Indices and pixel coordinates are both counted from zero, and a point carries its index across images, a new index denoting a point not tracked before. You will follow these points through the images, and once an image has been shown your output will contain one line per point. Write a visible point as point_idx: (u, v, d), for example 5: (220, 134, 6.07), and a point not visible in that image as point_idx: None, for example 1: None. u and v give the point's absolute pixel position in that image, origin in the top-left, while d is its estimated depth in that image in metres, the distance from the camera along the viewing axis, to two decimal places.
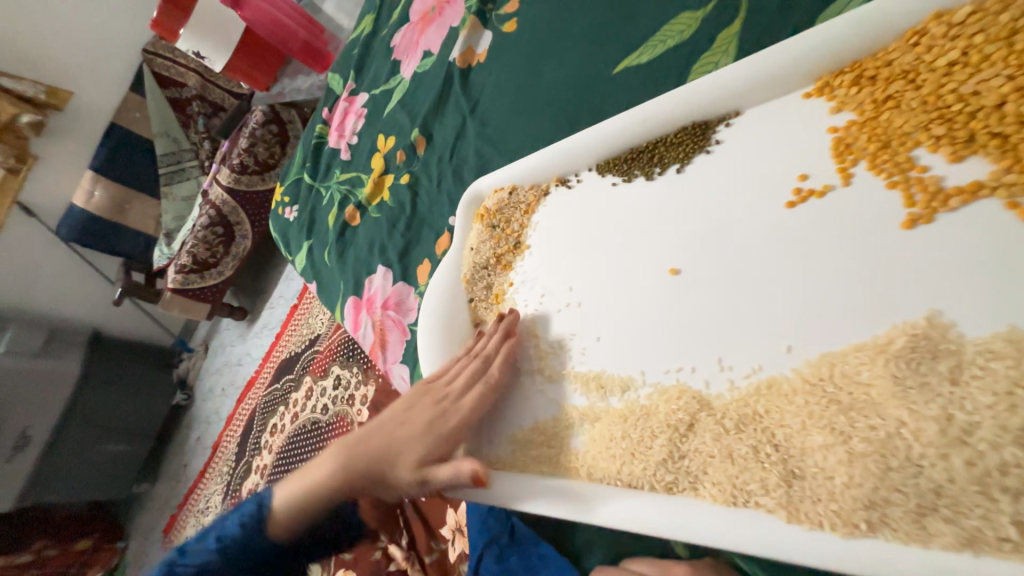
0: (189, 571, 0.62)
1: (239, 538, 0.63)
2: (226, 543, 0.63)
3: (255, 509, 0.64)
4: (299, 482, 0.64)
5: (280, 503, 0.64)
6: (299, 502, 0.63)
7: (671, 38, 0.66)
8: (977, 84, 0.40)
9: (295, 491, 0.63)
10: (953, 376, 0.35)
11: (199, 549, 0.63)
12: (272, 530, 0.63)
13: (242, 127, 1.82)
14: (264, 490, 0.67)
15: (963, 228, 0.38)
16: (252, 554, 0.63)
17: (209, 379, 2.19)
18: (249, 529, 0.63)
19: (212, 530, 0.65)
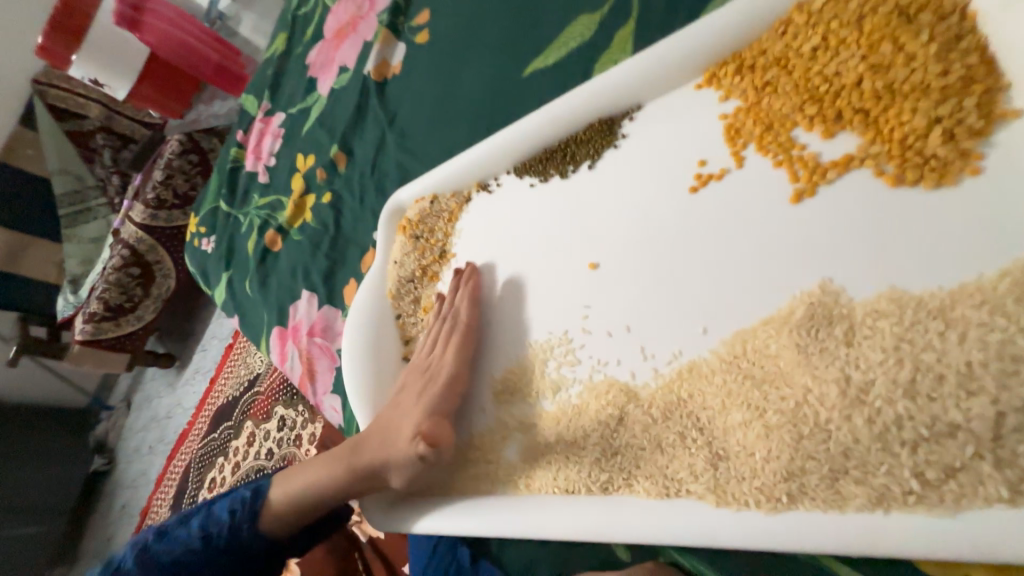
0: (170, 556, 0.63)
1: (228, 526, 0.64)
2: (212, 532, 0.64)
3: (246, 498, 0.66)
4: (302, 477, 0.63)
5: (279, 497, 0.64)
6: (299, 497, 0.63)
7: (574, 40, 0.67)
8: (839, 65, 0.43)
9: (295, 486, 0.64)
10: (850, 339, 0.36)
11: (185, 532, 0.65)
12: (264, 522, 0.64)
13: (156, 159, 1.67)
14: (260, 480, 0.68)
15: (841, 199, 0.40)
16: (234, 546, 0.63)
17: (134, 438, 1.95)
18: (238, 518, 0.64)
19: (200, 514, 0.66)
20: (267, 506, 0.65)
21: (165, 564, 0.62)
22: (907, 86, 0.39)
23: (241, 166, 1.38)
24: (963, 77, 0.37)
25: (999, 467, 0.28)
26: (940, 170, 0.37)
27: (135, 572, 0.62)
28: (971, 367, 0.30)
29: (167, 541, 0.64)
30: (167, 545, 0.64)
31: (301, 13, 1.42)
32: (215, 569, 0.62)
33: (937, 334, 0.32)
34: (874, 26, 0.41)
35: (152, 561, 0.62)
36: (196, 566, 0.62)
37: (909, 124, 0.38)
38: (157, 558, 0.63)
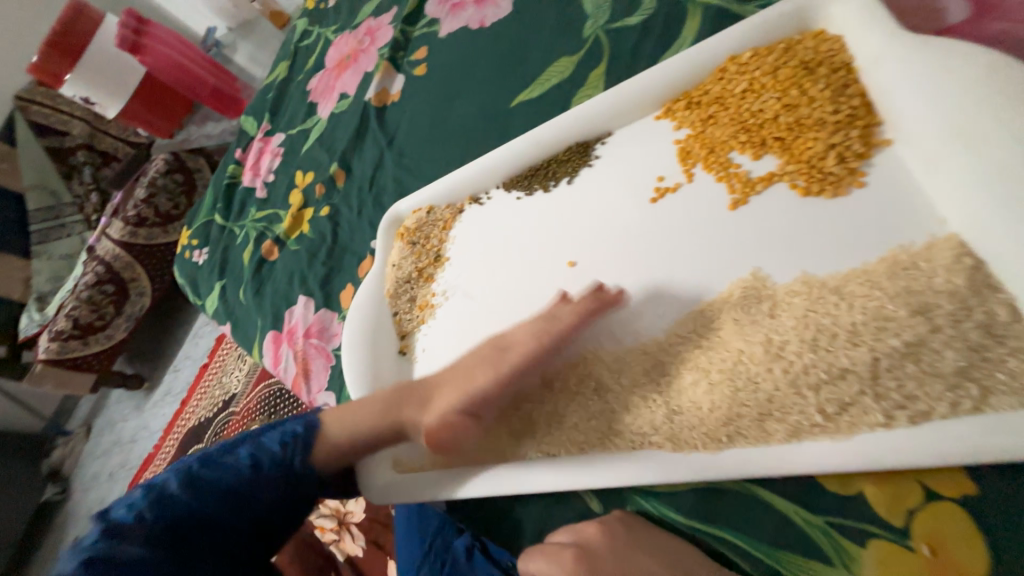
0: (216, 484, 0.62)
1: (281, 455, 0.64)
2: (264, 460, 0.64)
3: (301, 430, 0.65)
4: (351, 413, 0.64)
5: (331, 432, 0.64)
6: (342, 440, 0.63)
7: (553, 78, 0.78)
8: (762, 103, 0.54)
9: (342, 423, 0.64)
10: (773, 312, 0.45)
11: (234, 462, 0.64)
12: (316, 452, 0.64)
13: (140, 177, 1.72)
14: (311, 415, 0.68)
15: (767, 204, 0.51)
16: (284, 475, 0.63)
17: (94, 463, 1.92)
18: (293, 447, 0.64)
19: (248, 444, 0.66)
20: (319, 436, 0.65)
21: (207, 490, 0.61)
22: (811, 121, 0.50)
23: (237, 183, 1.45)
24: (850, 115, 0.48)
25: (878, 398, 0.37)
26: (836, 183, 0.47)
27: (175, 502, 0.60)
28: (858, 326, 0.40)
29: (212, 468, 0.63)
30: (209, 472, 0.63)
31: (303, 46, 1.53)
32: (261, 496, 0.62)
33: (834, 304, 0.42)
34: (787, 75, 0.53)
35: (193, 488, 0.61)
36: (242, 492, 0.62)
37: (814, 147, 0.49)
38: (202, 484, 0.62)
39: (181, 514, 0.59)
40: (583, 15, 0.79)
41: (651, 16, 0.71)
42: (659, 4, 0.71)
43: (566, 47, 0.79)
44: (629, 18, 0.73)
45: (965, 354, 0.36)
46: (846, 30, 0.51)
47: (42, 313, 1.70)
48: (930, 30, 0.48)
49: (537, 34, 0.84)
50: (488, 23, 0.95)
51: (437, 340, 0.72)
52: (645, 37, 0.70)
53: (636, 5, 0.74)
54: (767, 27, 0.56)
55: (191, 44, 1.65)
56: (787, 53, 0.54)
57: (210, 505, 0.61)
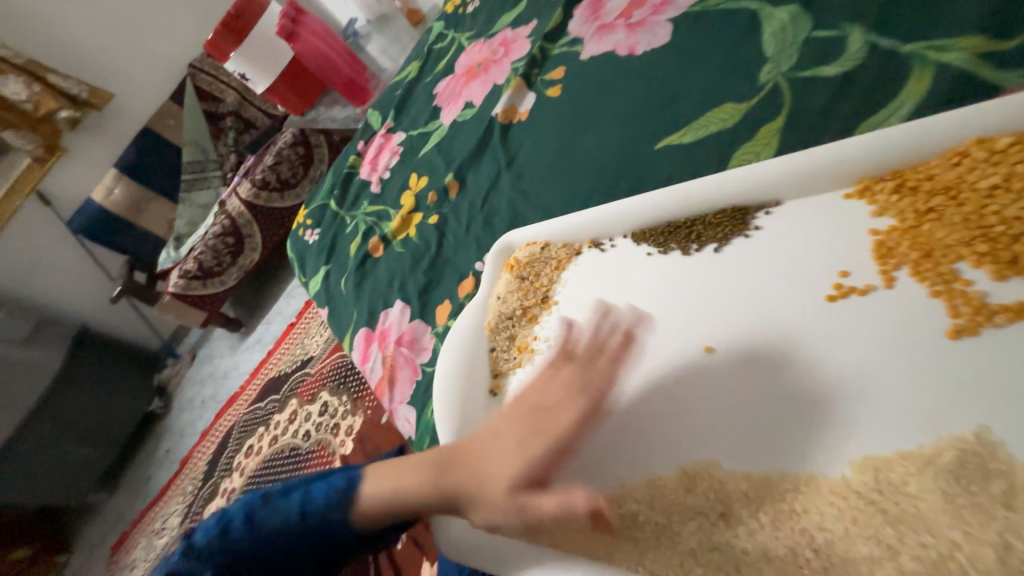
0: (269, 522, 0.66)
1: (324, 508, 0.65)
2: (310, 509, 0.65)
3: (344, 487, 0.65)
4: (395, 475, 0.63)
5: (370, 494, 0.63)
6: (390, 496, 0.62)
7: (710, 124, 0.70)
8: (1019, 212, 0.42)
9: (391, 481, 0.62)
10: (1005, 501, 0.35)
11: (288, 502, 0.67)
12: (358, 514, 0.63)
13: (271, 145, 1.91)
14: (356, 471, 0.67)
15: (1009, 345, 0.39)
16: (326, 527, 0.64)
17: (190, 389, 2.17)
18: (336, 503, 0.64)
19: (302, 488, 0.68)
20: (359, 500, 0.64)
21: (264, 527, 0.65)
22: None
23: (355, 173, 1.52)
24: None
25: None
26: None
27: (243, 531, 0.66)
28: None
29: (269, 507, 0.67)
30: (269, 509, 0.67)
31: (436, 48, 1.56)
32: (308, 545, 0.65)
33: None
34: None
35: (254, 524, 0.66)
36: (291, 535, 0.65)
37: None
38: (259, 524, 0.66)
39: (241, 547, 0.65)
40: (762, 57, 0.69)
41: (854, 70, 0.60)
42: (866, 58, 0.60)
43: (732, 92, 0.70)
44: (822, 68, 0.63)
45: None
46: None
47: (177, 252, 1.94)
48: None
49: (697, 72, 0.76)
50: (638, 51, 0.88)
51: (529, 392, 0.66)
52: (842, 95, 0.60)
53: (835, 53, 0.63)
54: None
55: (336, 36, 1.75)
56: None
57: (265, 544, 0.65)
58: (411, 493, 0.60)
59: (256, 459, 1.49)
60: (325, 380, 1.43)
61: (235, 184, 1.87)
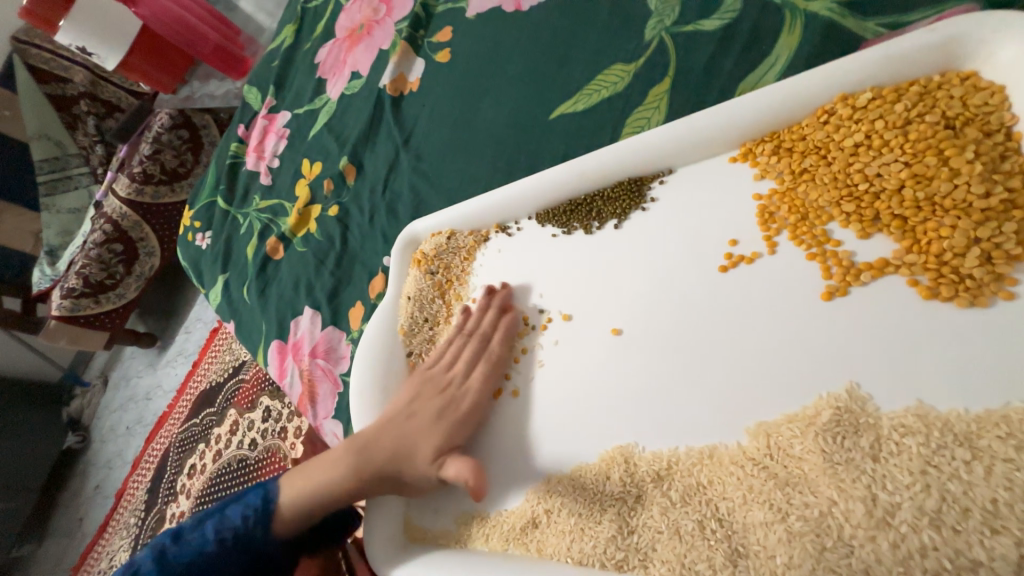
0: (182, 560, 0.59)
1: (243, 530, 0.60)
2: (226, 535, 0.60)
3: (260, 504, 0.62)
4: (305, 478, 0.61)
5: (287, 499, 0.61)
6: (307, 495, 0.60)
7: (604, 88, 0.66)
8: (880, 167, 0.43)
9: (303, 484, 0.61)
10: (873, 455, 0.36)
11: (201, 535, 0.60)
12: (277, 525, 0.61)
13: (144, 131, 1.58)
14: (272, 482, 0.64)
15: (874, 302, 0.41)
16: (247, 548, 0.60)
17: (110, 417, 1.92)
18: (254, 520, 0.61)
19: (213, 517, 0.62)
20: (277, 509, 0.61)
21: (180, 565, 0.58)
22: (950, 202, 0.39)
23: (241, 163, 1.34)
24: (1005, 200, 0.37)
25: None
26: (974, 291, 0.37)
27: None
28: (998, 505, 0.32)
29: (182, 543, 0.60)
30: (182, 547, 0.60)
31: (311, 7, 1.36)
32: (233, 574, 0.59)
33: (964, 463, 0.34)
34: (920, 132, 0.41)
35: (167, 566, 0.58)
36: (211, 571, 0.58)
37: (949, 239, 0.39)
38: (171, 566, 0.58)
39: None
40: (646, 9, 0.66)
41: (733, 22, 0.58)
42: (744, 8, 0.58)
43: (622, 49, 0.66)
44: (704, 21, 0.60)
45: None
46: (1009, 79, 0.39)
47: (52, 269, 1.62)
48: None
49: (585, 29, 0.71)
50: (525, 6, 0.81)
51: None
52: (724, 50, 0.58)
53: (715, 4, 0.60)
54: (896, 62, 0.44)
55: None
56: (924, 101, 0.42)
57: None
58: (330, 483, 0.59)
59: (201, 478, 1.34)
60: (266, 383, 1.32)
61: (112, 180, 1.55)
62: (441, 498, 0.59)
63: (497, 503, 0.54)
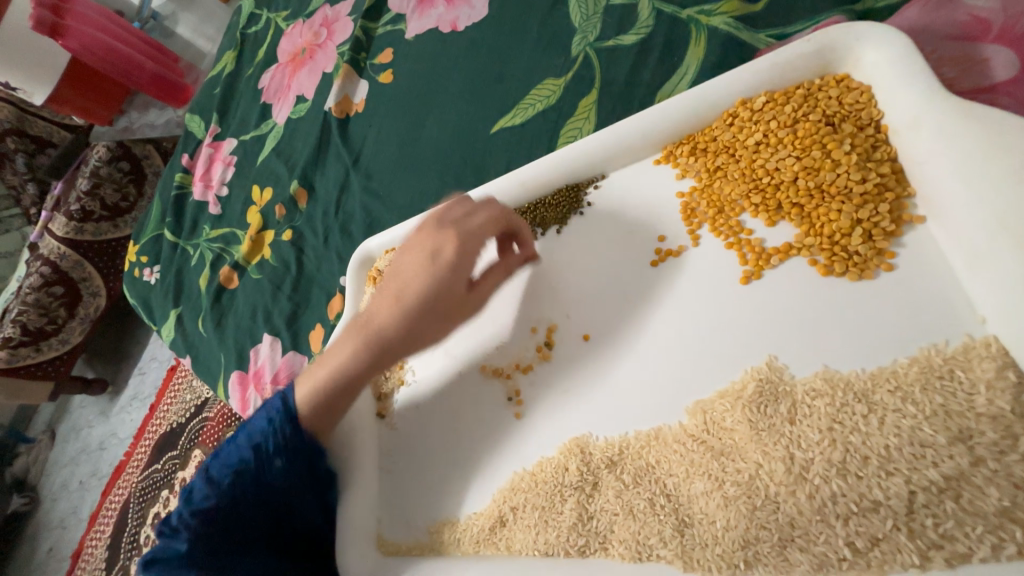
0: (228, 471, 0.56)
1: (273, 433, 0.56)
2: (260, 442, 0.56)
3: (282, 405, 0.57)
4: (320, 369, 0.57)
5: (306, 396, 0.57)
6: (325, 385, 0.56)
7: (539, 102, 0.70)
8: (777, 162, 0.48)
9: (319, 372, 0.57)
10: (789, 420, 0.41)
11: (238, 447, 0.57)
12: (304, 418, 0.57)
13: (80, 165, 1.50)
14: (290, 386, 0.60)
15: (782, 282, 0.45)
16: (289, 446, 0.56)
17: (60, 473, 1.79)
18: (279, 422, 0.56)
19: (244, 430, 0.59)
20: (297, 407, 0.57)
21: (228, 477, 0.55)
22: (835, 189, 0.44)
23: (187, 193, 1.30)
24: (879, 184, 0.43)
25: (912, 535, 0.34)
26: (862, 265, 0.42)
27: (209, 493, 0.55)
28: (891, 450, 0.36)
29: (223, 460, 0.57)
30: (225, 461, 0.57)
31: (251, 33, 1.35)
32: (281, 474, 0.55)
33: (863, 417, 0.38)
34: (807, 130, 0.47)
35: (216, 481, 0.55)
36: (259, 478, 0.55)
37: (839, 220, 0.44)
38: (220, 481, 0.55)
39: (215, 510, 0.54)
40: (570, 27, 0.70)
41: (648, 38, 0.63)
42: (656, 24, 0.63)
43: (553, 64, 0.70)
44: (623, 37, 0.65)
45: (1009, 492, 0.33)
46: (875, 80, 0.45)
47: None
48: (966, 87, 0.43)
49: (517, 46, 0.75)
50: (460, 27, 0.84)
51: (425, 390, 0.63)
52: (642, 64, 0.63)
53: (631, 21, 0.65)
54: (783, 70, 0.49)
55: (122, 27, 1.39)
56: (808, 102, 0.48)
57: (241, 492, 0.55)
58: (346, 364, 0.55)
59: None
60: (230, 419, 1.24)
61: (48, 220, 1.47)
62: (412, 510, 0.59)
63: (467, 505, 0.56)
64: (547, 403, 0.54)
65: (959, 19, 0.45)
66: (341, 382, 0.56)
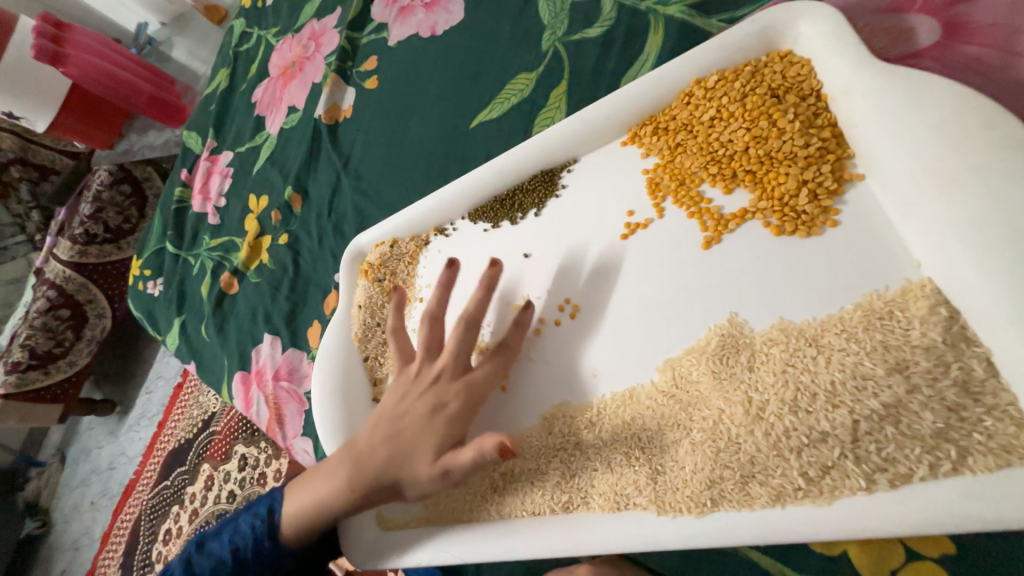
0: (204, 572, 0.59)
1: (253, 541, 0.59)
2: (238, 547, 0.59)
3: (267, 514, 0.60)
4: (326, 481, 0.56)
5: (301, 505, 0.57)
6: (307, 512, 0.57)
7: (513, 96, 0.74)
8: (730, 134, 0.51)
9: (304, 497, 0.57)
10: (748, 367, 0.44)
11: (220, 544, 0.60)
12: (284, 532, 0.59)
13: (82, 189, 1.53)
14: (278, 493, 0.61)
15: (739, 244, 0.48)
16: (266, 556, 0.59)
17: (73, 494, 1.81)
18: (262, 530, 0.59)
19: (230, 526, 0.62)
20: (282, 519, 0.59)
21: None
22: (782, 155, 0.48)
23: (187, 207, 1.34)
24: (821, 148, 0.46)
25: (859, 461, 0.38)
26: (809, 223, 0.45)
27: None
28: (837, 384, 0.40)
29: (205, 553, 0.60)
30: (204, 556, 0.60)
31: (243, 50, 1.40)
32: None
33: (812, 358, 0.41)
34: (755, 104, 0.50)
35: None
36: None
37: (786, 183, 0.47)
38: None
39: None
40: (540, 25, 0.75)
41: (610, 29, 0.68)
42: (617, 17, 0.67)
43: (525, 61, 0.75)
44: (588, 30, 0.70)
45: (942, 415, 0.36)
46: (815, 52, 0.48)
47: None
48: (896, 56, 0.47)
49: (491, 46, 0.79)
50: (438, 31, 0.89)
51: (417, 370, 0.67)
52: (606, 55, 0.67)
53: (595, 15, 0.70)
54: (733, 49, 0.53)
55: (118, 51, 1.43)
56: (755, 78, 0.51)
57: None
58: (355, 480, 0.54)
59: (178, 543, 1.28)
60: (237, 432, 1.25)
61: (52, 245, 1.49)
62: None
63: None
64: (533, 373, 0.56)
65: None
66: (345, 496, 0.55)
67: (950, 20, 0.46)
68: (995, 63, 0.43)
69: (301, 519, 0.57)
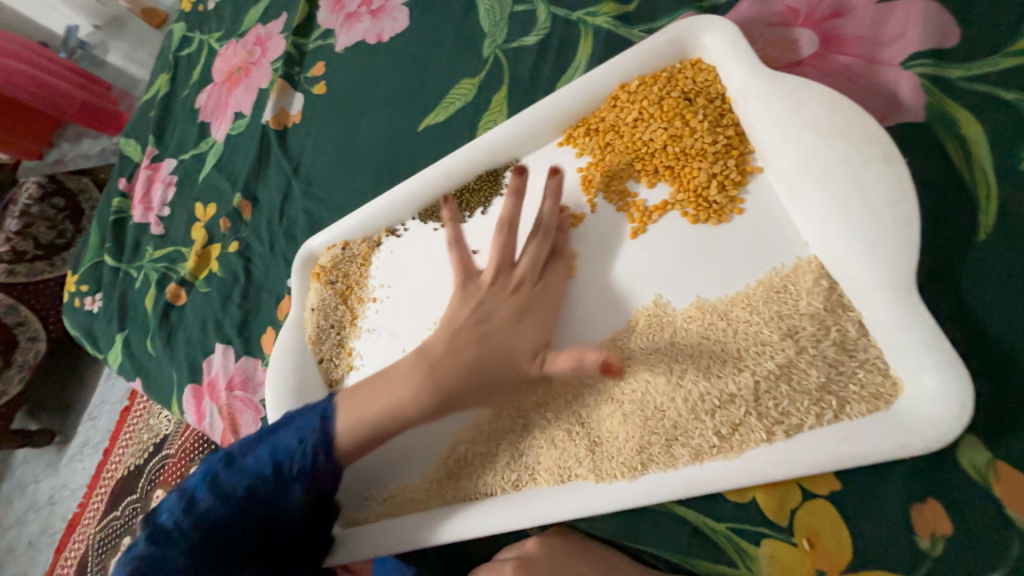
0: (234, 490, 0.54)
1: (297, 458, 0.54)
2: (268, 468, 0.54)
3: (318, 426, 0.55)
4: (380, 398, 0.53)
5: (349, 425, 0.54)
6: (368, 426, 0.53)
7: (458, 101, 0.77)
8: (651, 133, 0.56)
9: (375, 404, 0.53)
10: (670, 342, 0.48)
11: (255, 461, 0.55)
12: (338, 445, 0.54)
13: (9, 203, 1.42)
14: (327, 407, 0.56)
15: (662, 232, 0.53)
16: (312, 473, 0.54)
17: (7, 535, 1.67)
18: (306, 449, 0.54)
19: (265, 443, 0.56)
20: (335, 433, 0.54)
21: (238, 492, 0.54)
22: (694, 151, 0.53)
23: (127, 218, 1.28)
24: (726, 144, 0.52)
25: (760, 416, 0.43)
26: (719, 211, 0.50)
27: (210, 503, 0.54)
28: (742, 350, 0.45)
29: (234, 470, 0.55)
30: (238, 472, 0.55)
31: (184, 55, 1.36)
32: (285, 505, 0.54)
33: (723, 329, 0.46)
34: (670, 106, 0.56)
35: (224, 494, 0.54)
36: (265, 500, 0.53)
37: (699, 176, 0.52)
38: (225, 492, 0.54)
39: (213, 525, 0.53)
40: (481, 33, 0.78)
41: (545, 38, 0.72)
42: (551, 26, 0.72)
43: (468, 67, 0.78)
44: (525, 38, 0.74)
45: (825, 371, 0.42)
46: (718, 60, 0.55)
47: None
48: (783, 64, 0.53)
49: (436, 53, 0.82)
50: (385, 38, 0.91)
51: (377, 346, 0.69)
52: (542, 62, 0.71)
53: (531, 24, 0.74)
54: (651, 57, 0.58)
55: (46, 54, 1.37)
56: (670, 82, 0.57)
57: (243, 507, 0.53)
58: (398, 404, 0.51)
59: None
60: (192, 452, 1.20)
61: None
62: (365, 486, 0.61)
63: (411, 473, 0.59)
64: None
65: (776, 9, 0.55)
66: (396, 419, 0.52)
67: (826, 33, 0.53)
68: (860, 70, 0.50)
69: (361, 432, 0.53)
